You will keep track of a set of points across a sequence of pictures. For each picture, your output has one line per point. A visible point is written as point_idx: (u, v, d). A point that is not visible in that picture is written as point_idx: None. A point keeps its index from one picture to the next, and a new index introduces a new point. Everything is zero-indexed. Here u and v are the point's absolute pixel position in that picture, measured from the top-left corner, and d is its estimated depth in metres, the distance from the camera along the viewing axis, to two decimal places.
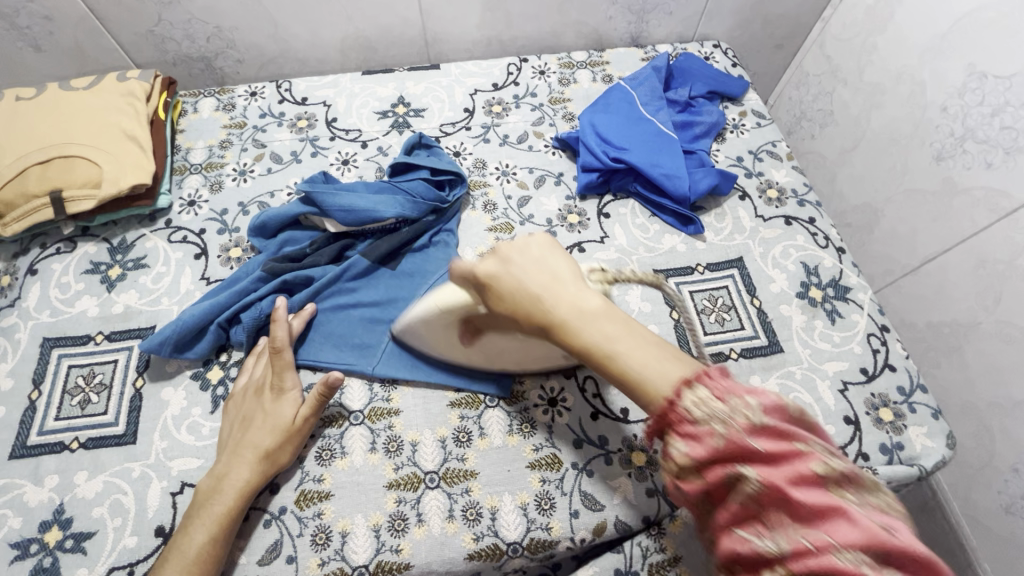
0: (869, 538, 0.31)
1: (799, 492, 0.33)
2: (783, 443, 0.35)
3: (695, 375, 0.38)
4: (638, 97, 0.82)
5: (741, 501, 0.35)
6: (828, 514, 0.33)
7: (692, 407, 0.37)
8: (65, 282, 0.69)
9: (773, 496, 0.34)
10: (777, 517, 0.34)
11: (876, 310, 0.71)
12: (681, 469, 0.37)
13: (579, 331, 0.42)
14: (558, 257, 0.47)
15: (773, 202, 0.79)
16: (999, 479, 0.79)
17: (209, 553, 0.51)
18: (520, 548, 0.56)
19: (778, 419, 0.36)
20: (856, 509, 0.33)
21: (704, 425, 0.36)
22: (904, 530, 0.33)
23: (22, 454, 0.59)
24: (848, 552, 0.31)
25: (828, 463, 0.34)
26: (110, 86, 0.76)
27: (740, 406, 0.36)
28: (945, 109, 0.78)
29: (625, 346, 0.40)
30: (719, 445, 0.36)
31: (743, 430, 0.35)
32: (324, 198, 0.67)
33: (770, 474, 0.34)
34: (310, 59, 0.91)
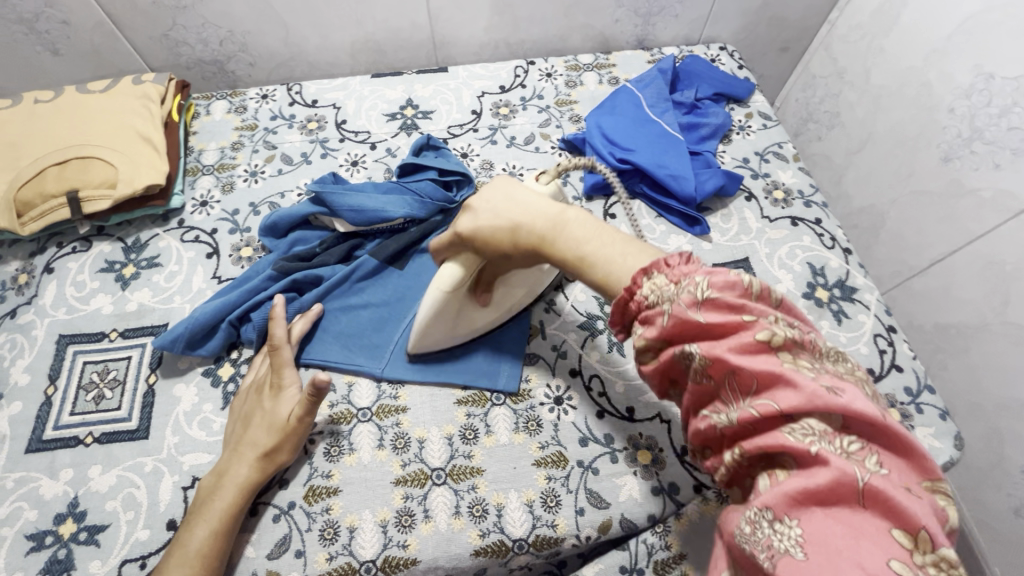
0: (811, 402, 0.31)
1: (743, 361, 0.34)
2: (729, 317, 0.35)
3: (653, 264, 0.39)
4: (644, 98, 0.83)
5: (696, 379, 0.37)
6: (775, 381, 0.33)
7: (650, 293, 0.38)
8: (80, 280, 0.70)
9: (720, 368, 0.35)
10: (728, 390, 0.35)
11: (883, 311, 0.71)
12: (644, 351, 0.39)
13: (562, 239, 0.45)
14: (520, 190, 0.49)
15: (779, 203, 0.79)
16: (1009, 482, 0.78)
17: (208, 549, 0.52)
18: (526, 545, 0.57)
19: (724, 291, 0.35)
20: (806, 376, 0.32)
21: (657, 307, 0.38)
22: (856, 392, 0.32)
23: (38, 448, 0.60)
24: (796, 423, 0.32)
25: (777, 332, 0.34)
26: (126, 89, 0.78)
27: (688, 283, 0.36)
28: (952, 110, 0.78)
29: (597, 242, 0.44)
30: (668, 325, 0.37)
31: (687, 305, 0.36)
32: (333, 198, 0.68)
33: (717, 348, 0.35)
34: (320, 63, 0.93)
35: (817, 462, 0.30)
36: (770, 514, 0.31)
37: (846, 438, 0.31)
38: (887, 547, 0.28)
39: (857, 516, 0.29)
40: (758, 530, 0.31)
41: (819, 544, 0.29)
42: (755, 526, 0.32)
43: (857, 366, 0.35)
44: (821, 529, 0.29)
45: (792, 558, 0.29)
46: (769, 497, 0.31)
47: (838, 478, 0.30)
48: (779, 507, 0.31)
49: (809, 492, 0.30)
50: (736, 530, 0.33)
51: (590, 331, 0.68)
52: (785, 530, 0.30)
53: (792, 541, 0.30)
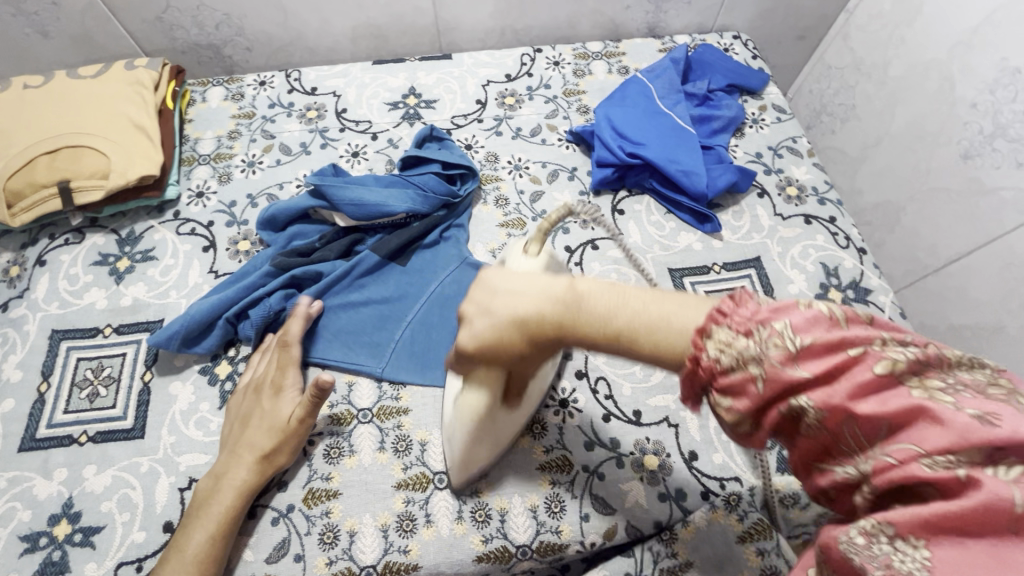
0: (963, 440, 0.26)
1: (865, 401, 0.29)
2: (835, 359, 0.29)
3: (709, 318, 0.33)
4: (655, 89, 0.80)
5: (805, 433, 0.31)
6: (910, 420, 0.28)
7: (719, 355, 0.32)
8: (73, 273, 0.68)
9: (839, 417, 0.29)
10: (849, 438, 0.29)
11: (898, 314, 0.70)
12: (735, 425, 0.33)
13: (586, 319, 0.36)
14: (526, 278, 0.38)
15: (792, 200, 0.77)
16: None
17: (207, 553, 0.51)
18: (529, 552, 0.56)
19: (818, 332, 0.30)
20: (945, 406, 0.27)
21: (740, 372, 0.31)
22: (1014, 414, 0.27)
23: (31, 447, 0.58)
24: (938, 458, 0.27)
25: (896, 359, 0.29)
26: (118, 74, 0.75)
27: (770, 336, 0.31)
28: (974, 105, 0.76)
29: (629, 310, 0.36)
30: (760, 389, 0.31)
31: (779, 363, 0.30)
32: (333, 192, 0.66)
33: (827, 393, 0.29)
34: (319, 48, 0.90)
35: (963, 490, 0.26)
36: (892, 530, 0.27)
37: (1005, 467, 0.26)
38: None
39: (1016, 549, 0.25)
40: (874, 544, 0.27)
41: (955, 570, 0.25)
42: (870, 539, 0.28)
43: (1004, 368, 0.30)
44: (962, 558, 0.25)
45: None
46: (901, 516, 0.27)
47: (991, 506, 0.25)
48: (905, 526, 0.27)
49: (955, 521, 0.26)
50: (835, 534, 0.29)
51: None
52: (909, 551, 0.26)
53: (918, 564, 0.26)
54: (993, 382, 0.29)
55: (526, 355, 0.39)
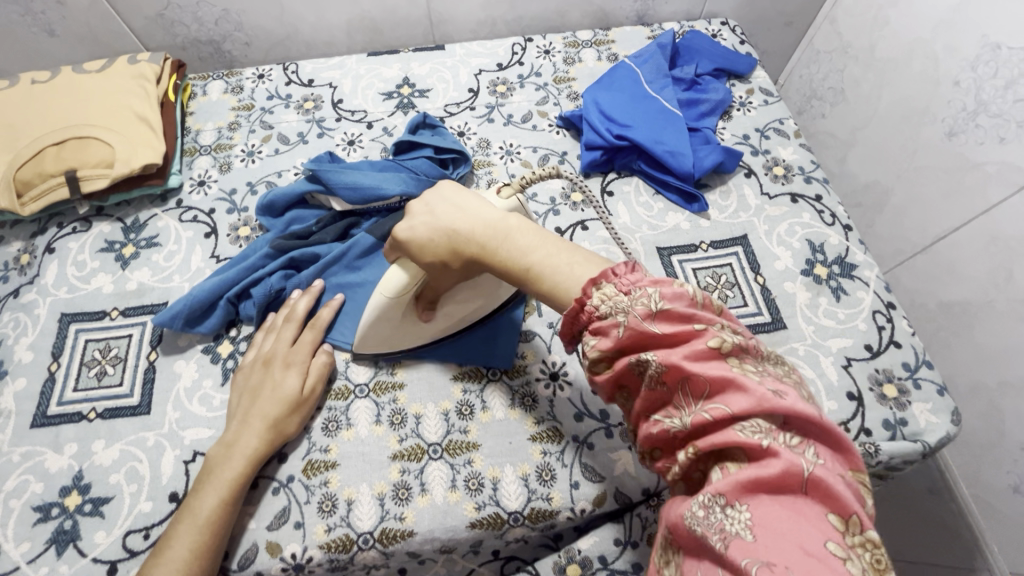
0: (759, 403, 0.34)
1: (697, 368, 0.36)
2: (681, 327, 0.37)
3: (601, 274, 0.41)
4: (643, 74, 0.82)
5: (649, 387, 0.39)
6: (725, 386, 0.35)
7: (599, 303, 0.40)
8: (81, 260, 0.71)
9: (675, 374, 0.37)
10: (681, 395, 0.37)
11: (883, 288, 0.71)
12: (594, 363, 0.41)
13: (500, 258, 0.47)
14: (481, 202, 0.50)
15: (779, 179, 0.78)
16: (1009, 459, 0.78)
17: (218, 517, 0.53)
18: (521, 518, 0.57)
19: (676, 303, 0.38)
20: (751, 380, 0.35)
21: (610, 319, 0.39)
22: (796, 395, 0.34)
23: (42, 424, 0.61)
24: (746, 423, 0.34)
25: (726, 339, 0.36)
26: (121, 68, 0.77)
27: (640, 296, 0.39)
28: (958, 83, 0.77)
29: (542, 251, 0.45)
30: (621, 335, 0.39)
31: (641, 318, 0.38)
32: (329, 176, 0.69)
33: (669, 354, 0.37)
34: (316, 42, 0.92)
35: (767, 456, 0.33)
36: (723, 500, 0.33)
37: (787, 435, 0.33)
38: (825, 530, 0.31)
39: (803, 503, 0.32)
40: (711, 514, 0.33)
41: (767, 527, 0.31)
42: (708, 510, 0.33)
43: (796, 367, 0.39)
44: (769, 514, 0.31)
45: (743, 540, 0.31)
46: (723, 484, 0.33)
47: (786, 470, 0.32)
48: (732, 494, 0.33)
49: (757, 479, 0.32)
50: (685, 513, 0.35)
51: None
52: (736, 514, 0.32)
53: (742, 525, 0.32)
54: (786, 375, 0.38)
55: (451, 266, 0.50)
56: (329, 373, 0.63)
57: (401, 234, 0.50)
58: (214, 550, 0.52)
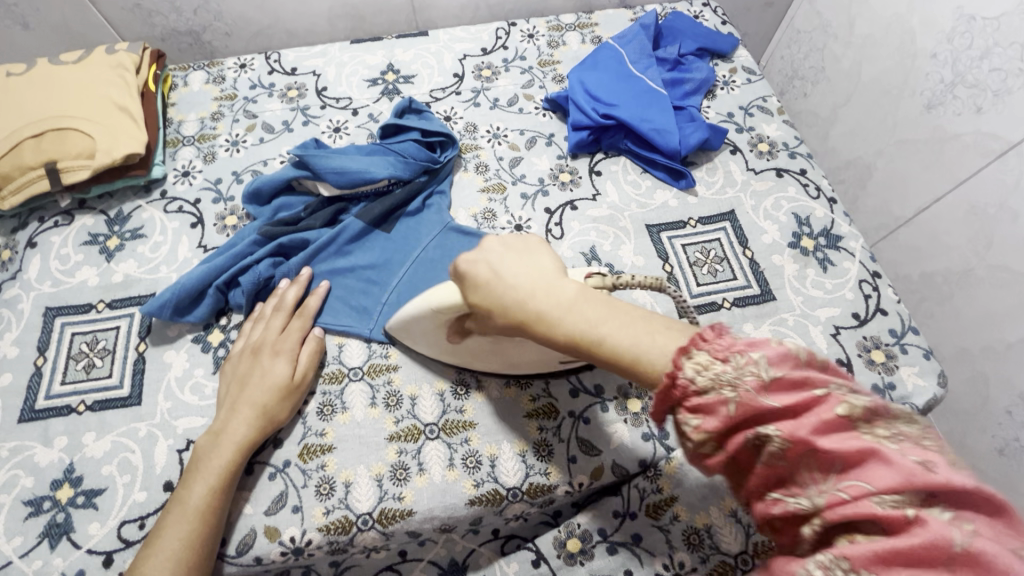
0: (907, 479, 0.31)
1: (825, 441, 0.33)
2: (802, 394, 0.35)
3: (690, 341, 0.39)
4: (627, 55, 0.82)
5: (765, 462, 0.35)
6: (863, 459, 0.32)
7: (694, 375, 0.37)
8: (64, 254, 0.70)
9: (801, 450, 0.34)
10: (806, 472, 0.34)
11: (868, 258, 0.72)
12: (699, 446, 0.38)
13: (580, 339, 0.44)
14: (542, 251, 0.51)
15: (764, 155, 0.79)
16: (994, 422, 0.80)
17: (209, 505, 0.52)
18: (519, 493, 0.58)
19: (790, 370, 0.36)
20: (891, 450, 0.32)
21: (714, 395, 0.37)
22: (944, 463, 0.32)
23: (30, 418, 0.60)
24: (888, 496, 0.31)
25: (855, 402, 0.34)
26: (98, 58, 0.76)
27: (745, 364, 0.36)
28: (934, 55, 0.78)
29: (603, 329, 0.44)
30: (733, 411, 0.36)
31: (755, 391, 0.36)
32: (315, 161, 0.68)
33: (794, 428, 0.34)
34: (298, 30, 0.91)
35: (908, 528, 0.30)
36: (847, 563, 0.30)
37: (938, 508, 0.30)
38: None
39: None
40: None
41: None
42: (827, 571, 0.31)
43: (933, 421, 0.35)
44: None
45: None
46: (851, 549, 0.31)
47: (931, 542, 0.29)
48: (858, 561, 0.30)
49: (899, 553, 0.30)
50: (801, 574, 0.32)
51: None
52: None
53: None
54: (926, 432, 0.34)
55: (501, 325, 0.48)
56: (319, 359, 0.63)
57: (463, 264, 0.50)
58: (208, 537, 0.51)
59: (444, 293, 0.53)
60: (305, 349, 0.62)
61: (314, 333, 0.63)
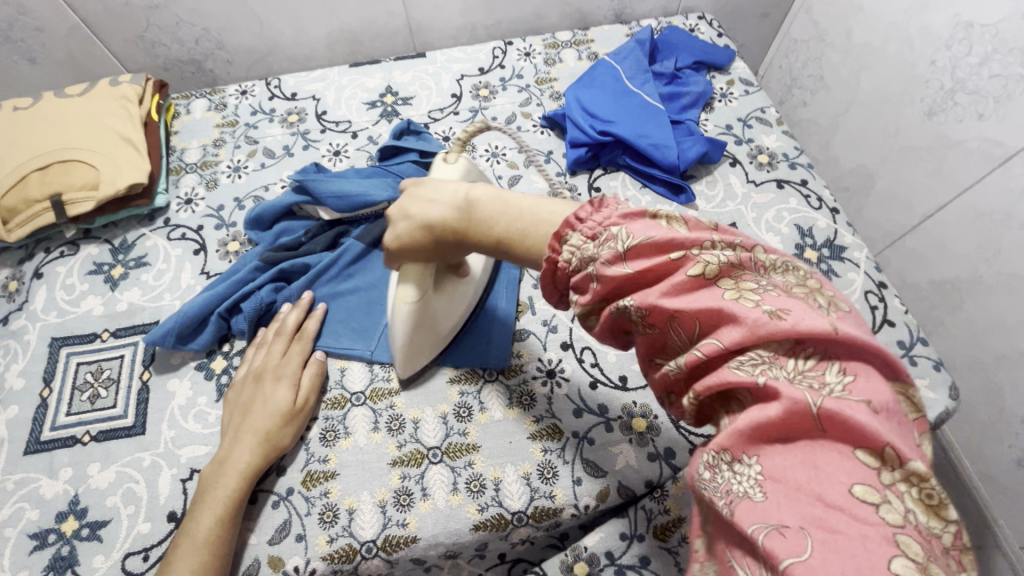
0: (754, 332, 0.30)
1: (678, 302, 0.33)
2: (657, 260, 0.34)
3: (566, 224, 0.39)
4: (623, 71, 0.82)
5: (641, 331, 0.36)
6: (717, 318, 0.32)
7: (570, 256, 0.39)
8: (70, 283, 0.70)
9: (655, 314, 0.34)
10: (675, 334, 0.34)
11: (873, 268, 0.71)
12: (586, 315, 0.39)
13: (475, 221, 0.44)
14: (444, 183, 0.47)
15: (764, 166, 0.79)
16: (1011, 432, 0.78)
17: (217, 536, 0.52)
18: (525, 517, 0.57)
19: (649, 234, 0.35)
20: (748, 305, 0.31)
21: (584, 271, 0.38)
22: (803, 309, 0.30)
23: (36, 450, 0.60)
24: (743, 357, 0.30)
25: (708, 261, 0.33)
26: (102, 90, 0.78)
27: (607, 240, 0.37)
28: (934, 62, 0.77)
29: (511, 214, 0.43)
30: (597, 287, 0.37)
31: (607, 263, 0.36)
32: (315, 186, 0.68)
33: (647, 294, 0.34)
34: (297, 56, 0.92)
35: (769, 396, 0.29)
36: (728, 457, 0.30)
37: (801, 357, 0.30)
38: (851, 471, 0.27)
39: (819, 446, 0.28)
40: (717, 476, 0.30)
41: (777, 484, 0.28)
42: (714, 471, 0.30)
43: (815, 271, 0.33)
44: (782, 464, 0.28)
45: (751, 501, 0.28)
46: (726, 438, 0.30)
47: (792, 408, 0.28)
48: (736, 447, 0.30)
49: (761, 426, 0.29)
50: (694, 475, 0.32)
51: None
52: (744, 471, 0.29)
53: (751, 482, 0.29)
54: (800, 283, 0.32)
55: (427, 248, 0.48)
56: (321, 383, 0.63)
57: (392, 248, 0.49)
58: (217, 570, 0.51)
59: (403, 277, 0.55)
60: (307, 373, 0.62)
61: (313, 356, 0.63)
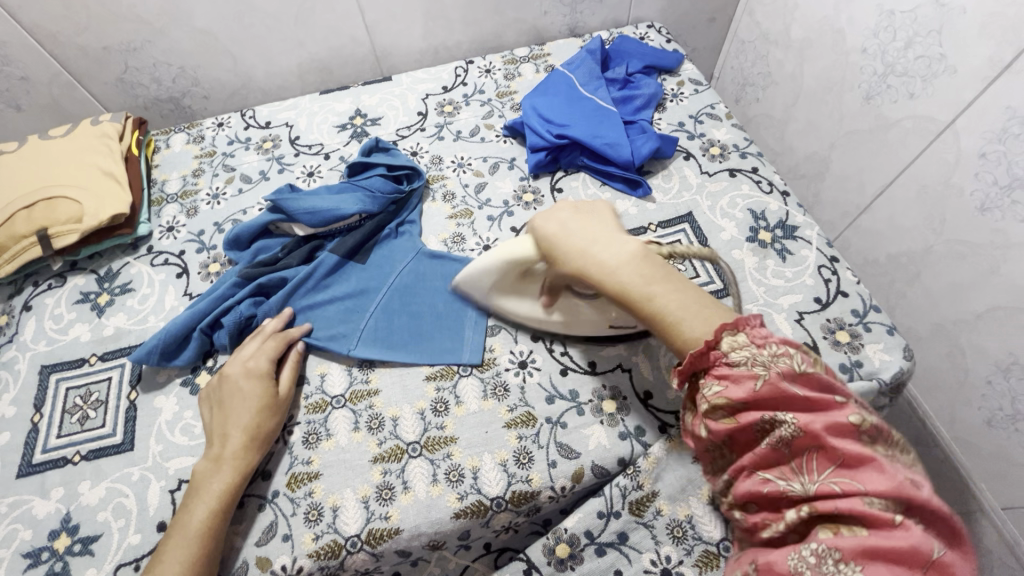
0: (898, 489, 0.37)
1: (838, 441, 0.40)
2: (823, 398, 0.41)
3: (736, 323, 0.45)
4: (577, 79, 0.87)
5: (772, 445, 0.42)
6: (862, 464, 0.39)
7: (732, 354, 0.44)
8: (58, 313, 0.73)
9: (808, 441, 0.40)
10: (809, 462, 0.40)
11: (825, 244, 0.74)
12: (711, 409, 0.45)
13: (627, 288, 0.50)
14: (620, 237, 0.54)
15: (716, 158, 0.83)
16: (978, 394, 0.81)
17: (209, 527, 0.54)
18: (504, 502, 0.59)
19: (819, 374, 0.42)
20: (891, 465, 0.39)
21: (748, 373, 0.43)
22: (928, 490, 0.39)
23: (28, 473, 0.62)
24: (876, 499, 0.37)
25: (865, 418, 0.40)
26: (85, 130, 0.82)
27: (780, 355, 0.43)
28: (865, 50, 0.82)
29: (661, 290, 0.50)
30: (756, 390, 0.42)
31: (781, 376, 0.42)
32: (289, 204, 0.72)
33: (813, 422, 0.40)
34: (270, 88, 0.97)
35: (896, 528, 0.37)
36: (837, 555, 0.37)
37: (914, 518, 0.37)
38: None
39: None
40: (823, 563, 0.37)
41: None
42: (820, 558, 0.38)
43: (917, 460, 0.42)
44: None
45: None
46: (843, 543, 0.37)
47: (913, 546, 0.36)
48: (848, 552, 0.37)
49: (874, 543, 0.36)
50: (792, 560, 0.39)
51: None
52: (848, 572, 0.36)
53: None
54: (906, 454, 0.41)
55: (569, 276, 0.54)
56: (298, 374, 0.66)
57: (537, 222, 0.57)
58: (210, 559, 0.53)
59: (516, 247, 0.59)
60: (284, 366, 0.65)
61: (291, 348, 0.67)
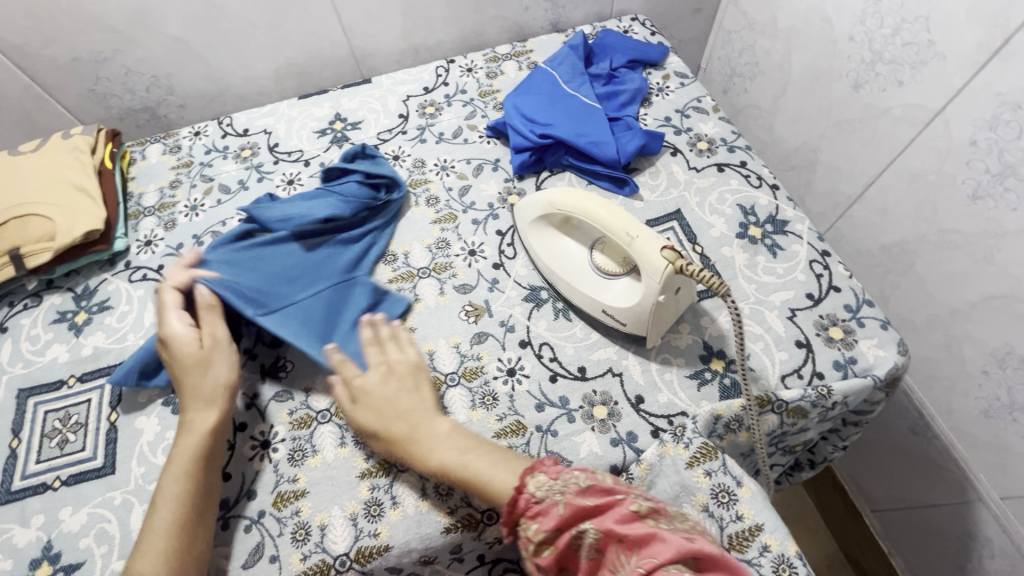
0: (679, 550, 0.42)
1: (625, 529, 0.44)
2: (608, 499, 0.47)
3: (533, 465, 0.51)
4: (560, 76, 0.85)
5: (589, 556, 0.46)
6: (650, 541, 0.43)
7: (536, 489, 0.49)
8: (34, 334, 0.72)
9: (609, 540, 0.45)
10: (617, 562, 0.44)
11: (816, 238, 0.73)
12: (536, 545, 0.48)
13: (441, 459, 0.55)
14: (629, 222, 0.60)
15: (704, 152, 0.82)
16: (974, 384, 0.80)
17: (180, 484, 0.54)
18: (495, 515, 0.58)
19: (598, 481, 0.49)
20: (666, 531, 0.44)
21: (546, 501, 0.48)
22: (704, 539, 0.44)
23: (7, 500, 0.61)
24: (671, 565, 0.41)
25: (641, 503, 0.47)
26: (55, 145, 0.80)
27: (570, 477, 0.49)
28: (852, 38, 0.81)
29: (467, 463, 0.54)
30: (561, 509, 0.47)
31: (575, 493, 0.48)
32: (260, 213, 0.70)
33: (603, 522, 0.46)
34: (248, 94, 0.95)
35: None
36: None
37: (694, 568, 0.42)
38: None
39: None
40: None
41: None
42: None
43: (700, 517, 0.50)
44: None
45: None
46: None
47: None
48: None
49: None
50: None
51: (534, 302, 0.70)
52: None
53: None
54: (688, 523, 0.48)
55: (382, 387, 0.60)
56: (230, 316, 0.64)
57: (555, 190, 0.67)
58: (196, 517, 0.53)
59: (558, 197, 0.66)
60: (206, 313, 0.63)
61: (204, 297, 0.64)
